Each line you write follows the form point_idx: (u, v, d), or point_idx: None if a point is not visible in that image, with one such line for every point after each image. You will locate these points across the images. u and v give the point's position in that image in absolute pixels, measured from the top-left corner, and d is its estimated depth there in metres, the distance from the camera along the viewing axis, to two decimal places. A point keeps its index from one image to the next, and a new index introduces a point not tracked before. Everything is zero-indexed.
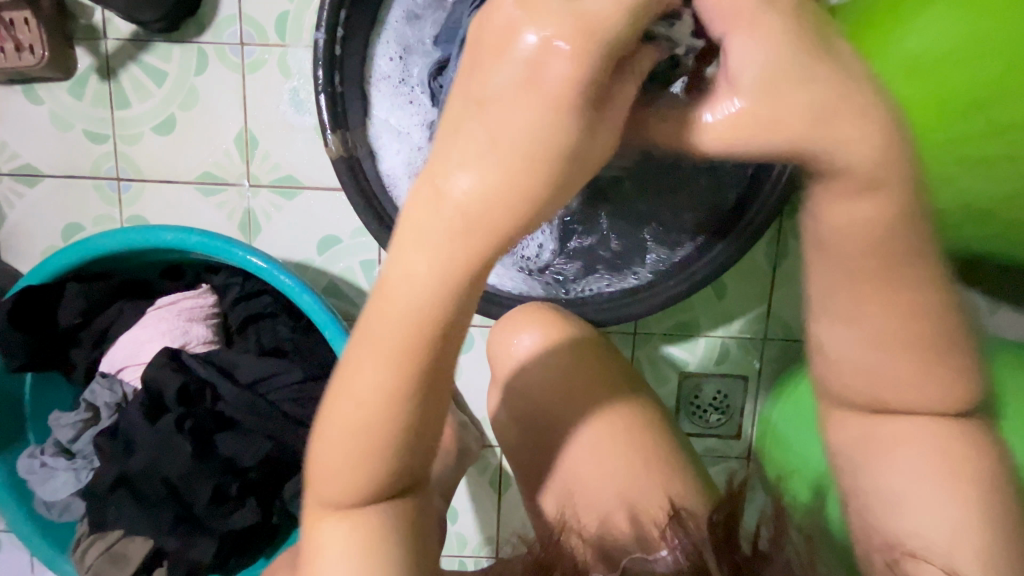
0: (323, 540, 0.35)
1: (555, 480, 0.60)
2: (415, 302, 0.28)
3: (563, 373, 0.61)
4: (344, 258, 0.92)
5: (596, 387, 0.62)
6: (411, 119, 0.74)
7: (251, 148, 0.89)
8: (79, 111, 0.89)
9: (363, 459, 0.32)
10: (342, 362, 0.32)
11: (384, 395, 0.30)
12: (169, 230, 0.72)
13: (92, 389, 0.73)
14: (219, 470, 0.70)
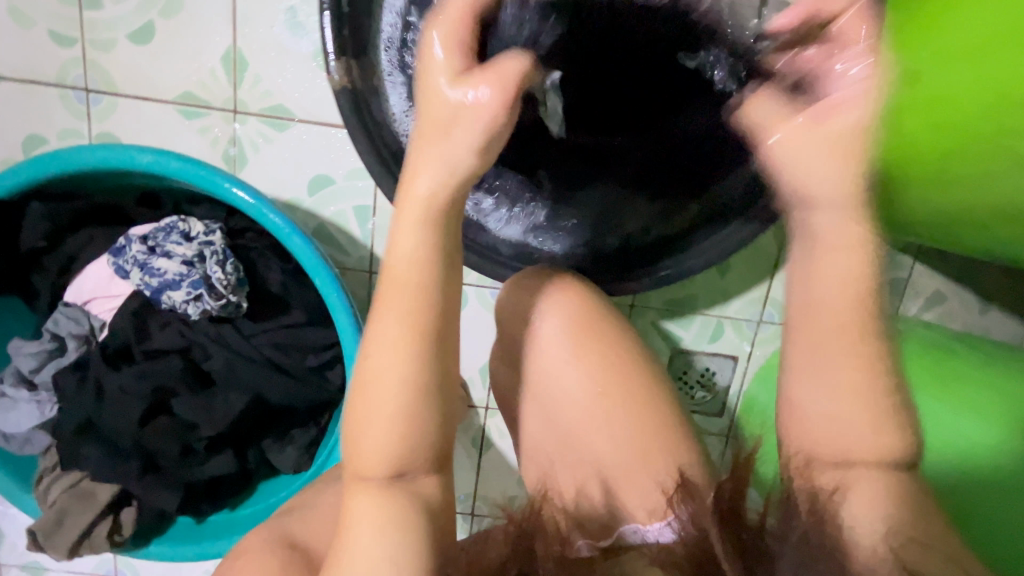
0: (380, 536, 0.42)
1: (551, 449, 0.59)
2: (384, 411, 0.43)
3: (581, 344, 0.57)
4: (337, 202, 0.86)
5: (613, 356, 0.58)
6: None
7: (239, 69, 0.81)
8: (44, 7, 0.79)
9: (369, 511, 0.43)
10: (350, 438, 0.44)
11: (417, 359, 0.43)
12: (148, 152, 0.64)
13: (56, 319, 0.67)
14: (179, 430, 0.67)
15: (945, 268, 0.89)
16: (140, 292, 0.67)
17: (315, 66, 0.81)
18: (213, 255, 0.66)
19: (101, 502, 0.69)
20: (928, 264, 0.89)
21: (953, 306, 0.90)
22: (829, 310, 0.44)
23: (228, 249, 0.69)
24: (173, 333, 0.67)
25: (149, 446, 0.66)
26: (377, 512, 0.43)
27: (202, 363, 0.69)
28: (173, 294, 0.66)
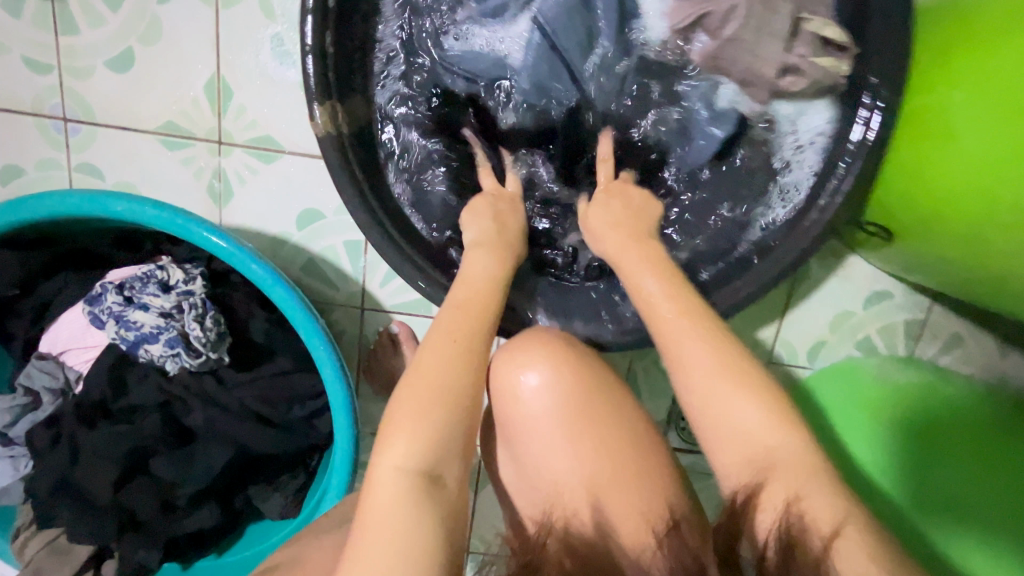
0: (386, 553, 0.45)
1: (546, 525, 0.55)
2: (422, 435, 0.52)
3: (570, 410, 0.54)
4: (326, 236, 0.82)
5: (611, 434, 0.54)
6: None
7: (223, 98, 0.77)
8: (18, 33, 0.75)
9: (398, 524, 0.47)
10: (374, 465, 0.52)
11: (439, 426, 0.52)
12: (122, 200, 0.61)
13: (29, 371, 0.64)
14: (156, 489, 0.64)
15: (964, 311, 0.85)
16: (116, 346, 0.64)
17: (303, 96, 0.76)
18: (191, 310, 0.63)
19: (79, 558, 0.66)
20: (946, 306, 0.84)
21: (971, 348, 0.86)
22: (667, 317, 0.57)
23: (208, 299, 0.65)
24: (151, 387, 0.64)
25: (128, 505, 0.63)
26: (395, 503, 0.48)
27: (183, 418, 0.66)
28: (150, 347, 0.63)
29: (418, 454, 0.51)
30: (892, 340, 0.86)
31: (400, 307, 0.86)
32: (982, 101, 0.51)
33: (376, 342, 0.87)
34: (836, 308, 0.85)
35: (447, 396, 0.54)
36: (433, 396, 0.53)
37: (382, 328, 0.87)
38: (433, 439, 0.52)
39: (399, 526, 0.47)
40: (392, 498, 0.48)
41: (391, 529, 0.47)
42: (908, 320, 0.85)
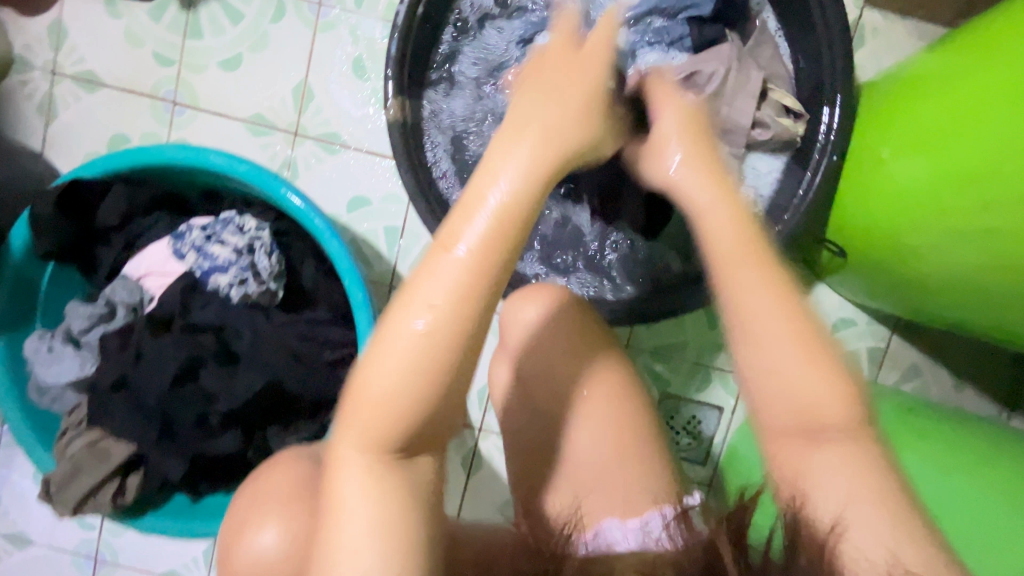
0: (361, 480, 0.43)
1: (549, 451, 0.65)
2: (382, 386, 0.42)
3: (560, 335, 0.66)
4: (370, 220, 0.96)
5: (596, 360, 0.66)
6: None
7: (306, 99, 0.94)
8: (154, 34, 0.94)
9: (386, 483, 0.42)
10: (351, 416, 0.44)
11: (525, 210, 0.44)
12: (220, 154, 0.75)
13: (112, 287, 0.76)
14: (195, 402, 0.72)
15: (919, 343, 0.95)
16: (191, 273, 0.75)
17: (373, 106, 0.94)
18: (262, 247, 0.76)
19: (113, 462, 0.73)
20: (903, 338, 0.96)
21: (930, 378, 0.96)
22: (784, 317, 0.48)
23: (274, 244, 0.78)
24: (212, 310, 0.74)
25: (171, 412, 0.72)
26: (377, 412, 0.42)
27: (232, 344, 0.75)
28: (219, 277, 0.75)
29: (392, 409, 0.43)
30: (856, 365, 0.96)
31: None
32: (912, 143, 0.63)
33: None
34: None
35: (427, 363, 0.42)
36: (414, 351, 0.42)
37: None
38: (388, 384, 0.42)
39: (466, 293, 0.42)
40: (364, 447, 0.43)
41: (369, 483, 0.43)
42: (871, 347, 0.96)
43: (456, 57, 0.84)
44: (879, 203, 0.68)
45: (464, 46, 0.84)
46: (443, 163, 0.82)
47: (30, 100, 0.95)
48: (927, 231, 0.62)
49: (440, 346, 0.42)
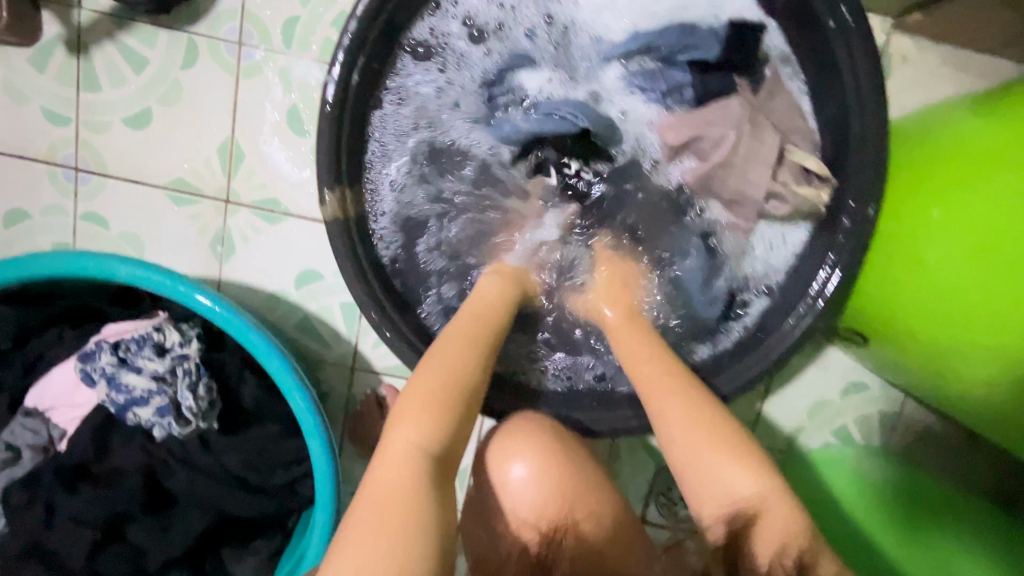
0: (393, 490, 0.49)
1: None
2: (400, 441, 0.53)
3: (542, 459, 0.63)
4: (323, 297, 0.84)
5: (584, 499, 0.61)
6: None
7: (235, 160, 0.80)
8: (40, 86, 0.77)
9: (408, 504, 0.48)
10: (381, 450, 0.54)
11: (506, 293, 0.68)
12: (125, 264, 0.62)
13: (12, 428, 0.63)
14: (126, 558, 0.63)
15: None
16: (103, 408, 0.63)
17: (316, 166, 0.80)
18: (186, 374, 0.64)
19: None
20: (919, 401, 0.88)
21: (946, 445, 0.89)
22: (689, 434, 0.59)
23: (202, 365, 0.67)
24: (134, 450, 0.63)
25: None
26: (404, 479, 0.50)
27: (164, 484, 0.65)
28: (138, 411, 0.63)
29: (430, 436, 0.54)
30: (868, 431, 0.89)
31: (390, 370, 0.86)
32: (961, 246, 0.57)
33: (364, 404, 0.86)
34: (815, 396, 0.88)
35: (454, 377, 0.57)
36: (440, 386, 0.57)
37: (370, 390, 0.87)
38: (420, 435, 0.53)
39: (466, 355, 0.59)
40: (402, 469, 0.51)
41: (405, 501, 0.48)
42: (884, 411, 0.88)
43: (422, 110, 0.69)
44: (909, 286, 0.62)
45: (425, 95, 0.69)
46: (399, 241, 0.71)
47: None
48: (974, 354, 0.57)
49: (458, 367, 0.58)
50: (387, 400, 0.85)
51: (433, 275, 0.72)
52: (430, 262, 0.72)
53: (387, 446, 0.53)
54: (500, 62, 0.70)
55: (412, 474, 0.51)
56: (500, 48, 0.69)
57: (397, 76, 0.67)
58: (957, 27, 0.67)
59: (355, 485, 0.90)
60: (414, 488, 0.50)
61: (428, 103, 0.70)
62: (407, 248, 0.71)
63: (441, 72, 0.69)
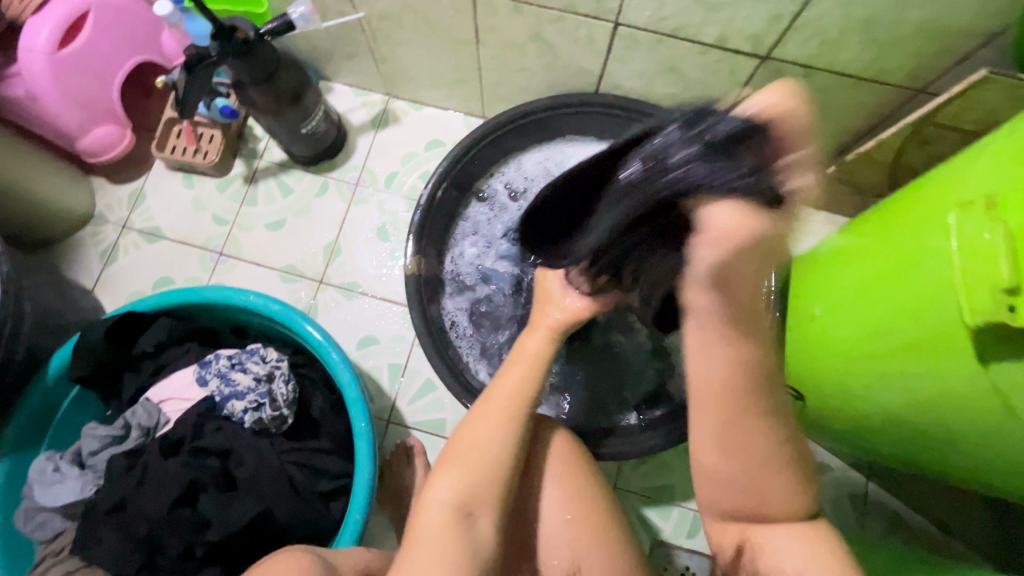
0: (434, 524, 0.60)
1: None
2: (460, 474, 0.62)
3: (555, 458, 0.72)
4: (376, 357, 1.06)
5: (586, 484, 0.70)
6: (533, 156, 1.05)
7: (334, 255, 1.12)
8: (217, 201, 1.15)
9: (449, 536, 0.59)
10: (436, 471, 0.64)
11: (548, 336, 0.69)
12: (258, 295, 0.87)
13: (132, 410, 0.81)
14: (189, 528, 0.74)
15: (895, 489, 1.00)
16: (210, 397, 0.82)
17: (391, 262, 1.12)
18: (280, 377, 0.84)
19: None
20: (878, 483, 1.00)
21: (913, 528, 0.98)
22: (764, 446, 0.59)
23: (290, 374, 0.86)
24: (222, 436, 0.79)
25: (161, 539, 0.72)
26: (442, 530, 0.60)
27: (234, 469, 0.79)
28: (236, 402, 0.81)
29: (458, 490, 0.62)
30: (840, 511, 0.99)
31: (420, 424, 1.03)
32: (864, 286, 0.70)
33: (393, 453, 1.00)
34: None
35: (511, 410, 0.65)
36: (503, 414, 0.64)
37: (400, 441, 1.01)
38: (476, 473, 0.63)
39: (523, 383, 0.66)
40: (442, 518, 0.60)
41: (441, 538, 0.59)
42: (851, 492, 1.00)
43: (474, 233, 1.04)
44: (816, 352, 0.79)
45: (478, 225, 1.05)
46: (448, 313, 1.00)
47: (95, 247, 1.11)
48: (862, 373, 0.72)
49: (492, 440, 0.64)
50: (414, 448, 0.99)
51: (465, 342, 0.98)
52: (468, 332, 1.00)
53: (431, 488, 0.62)
54: (526, 208, 1.05)
55: (448, 520, 0.60)
56: (529, 200, 1.05)
57: (463, 211, 1.04)
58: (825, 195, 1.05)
59: (371, 536, 0.97)
60: (447, 535, 0.59)
61: (481, 232, 1.05)
62: (451, 321, 0.99)
63: (489, 212, 1.05)
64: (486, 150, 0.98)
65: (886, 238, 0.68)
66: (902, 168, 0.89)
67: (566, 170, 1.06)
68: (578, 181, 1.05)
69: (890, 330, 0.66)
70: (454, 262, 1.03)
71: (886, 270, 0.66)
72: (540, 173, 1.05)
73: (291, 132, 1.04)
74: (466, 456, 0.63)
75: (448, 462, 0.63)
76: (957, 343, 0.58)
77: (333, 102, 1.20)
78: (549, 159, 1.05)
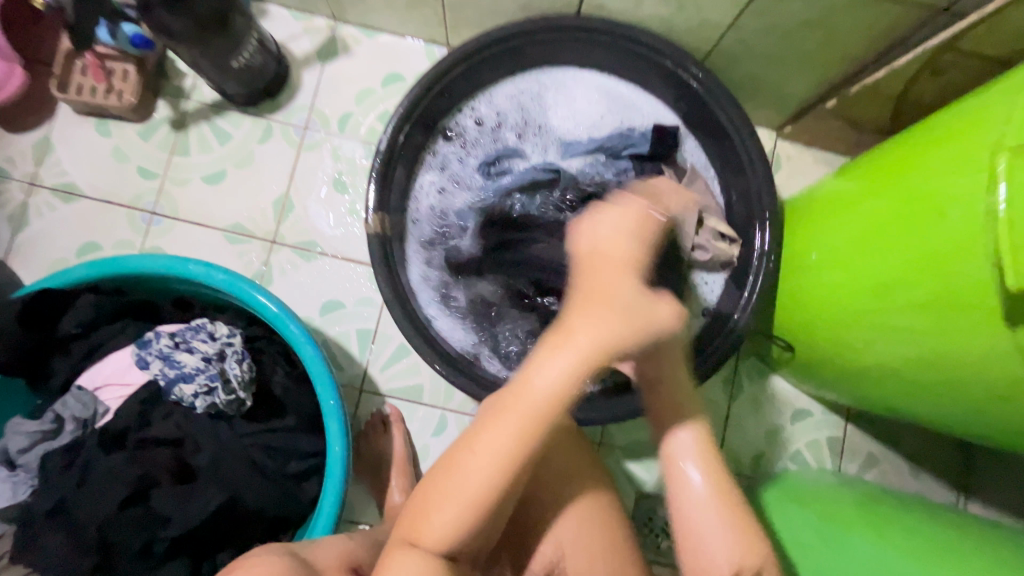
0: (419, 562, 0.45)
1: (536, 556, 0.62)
2: (472, 492, 0.46)
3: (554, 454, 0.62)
4: (342, 323, 0.97)
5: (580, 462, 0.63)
6: (506, 89, 0.93)
7: (286, 211, 0.99)
8: (141, 150, 0.99)
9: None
10: (448, 474, 0.47)
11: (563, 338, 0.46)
12: (198, 264, 0.76)
13: (64, 400, 0.72)
14: (146, 525, 0.67)
15: (872, 431, 1.01)
16: (154, 382, 0.73)
17: (352, 218, 1.00)
18: (233, 355, 0.75)
19: None
20: (857, 426, 1.01)
21: (887, 467, 1.00)
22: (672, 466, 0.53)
23: (244, 351, 0.77)
24: (172, 424, 0.71)
25: (114, 539, 0.66)
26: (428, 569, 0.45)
27: (190, 459, 0.72)
28: (184, 386, 0.72)
29: (460, 518, 0.46)
30: (820, 455, 1.00)
31: (395, 391, 0.97)
32: (871, 231, 0.66)
33: (368, 423, 0.94)
34: (770, 423, 1.01)
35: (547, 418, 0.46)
36: (535, 424, 0.46)
37: (375, 410, 0.96)
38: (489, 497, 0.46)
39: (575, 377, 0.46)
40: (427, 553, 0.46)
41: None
42: (831, 437, 1.00)
43: (439, 177, 0.93)
44: (812, 301, 0.75)
45: (443, 168, 0.93)
46: (412, 268, 0.90)
47: (1, 210, 0.96)
48: (864, 330, 0.68)
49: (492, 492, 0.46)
50: (390, 418, 0.94)
51: (432, 300, 0.90)
52: (435, 289, 0.90)
53: (434, 506, 0.47)
54: (496, 148, 0.94)
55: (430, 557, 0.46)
56: (500, 139, 0.94)
57: (427, 151, 0.92)
58: (821, 131, 0.97)
59: (350, 508, 0.93)
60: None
61: (448, 177, 0.93)
62: (415, 277, 0.90)
63: (457, 153, 0.94)
64: (457, 83, 0.86)
65: (893, 185, 0.65)
66: (907, 102, 0.81)
67: (542, 105, 0.95)
68: (554, 119, 0.95)
69: (905, 284, 0.61)
70: (416, 211, 0.92)
71: (905, 211, 0.62)
72: (514, 107, 0.94)
73: (218, 66, 0.88)
74: (490, 466, 0.46)
75: (431, 511, 0.47)
76: (985, 293, 0.54)
77: (270, 29, 1.03)
78: (524, 93, 0.94)
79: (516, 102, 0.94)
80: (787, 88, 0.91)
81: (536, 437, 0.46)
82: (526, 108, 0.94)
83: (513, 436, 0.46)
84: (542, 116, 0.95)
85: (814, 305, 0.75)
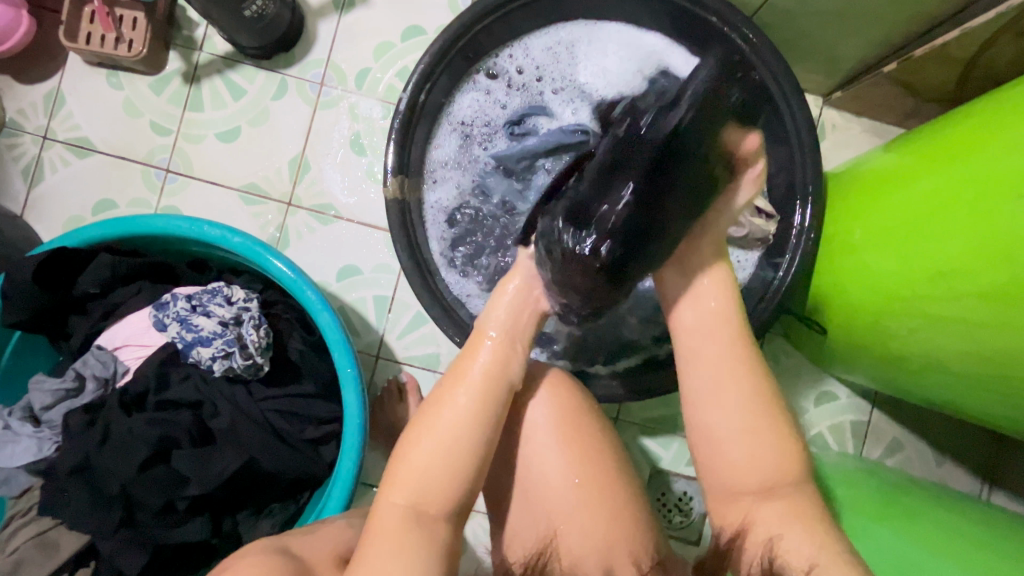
0: (394, 508, 0.50)
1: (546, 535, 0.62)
2: (434, 450, 0.52)
3: (546, 413, 0.64)
4: (359, 289, 0.96)
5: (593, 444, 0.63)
6: (539, 39, 0.88)
7: (302, 171, 0.96)
8: (153, 104, 0.96)
9: (409, 531, 0.49)
10: (411, 438, 0.53)
11: (521, 307, 0.59)
12: (213, 225, 0.74)
13: (84, 359, 0.72)
14: (167, 483, 0.68)
15: (899, 416, 0.98)
16: (171, 344, 0.73)
17: (369, 180, 0.97)
18: (249, 320, 0.73)
19: (64, 553, 0.67)
20: (883, 410, 0.98)
21: (911, 453, 0.98)
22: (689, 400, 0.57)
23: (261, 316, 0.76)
24: (190, 387, 0.72)
25: (135, 496, 0.67)
26: (402, 524, 0.50)
27: (209, 420, 0.72)
28: (202, 350, 0.72)
29: (427, 477, 0.51)
30: (842, 438, 0.98)
31: (411, 359, 0.96)
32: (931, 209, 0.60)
33: (384, 390, 0.94)
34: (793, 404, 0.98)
35: (493, 388, 0.55)
36: (482, 393, 0.54)
37: (391, 377, 0.95)
38: (458, 466, 0.52)
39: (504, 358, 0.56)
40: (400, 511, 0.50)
41: (400, 537, 0.49)
42: (855, 420, 0.98)
43: (462, 131, 0.88)
44: (850, 283, 0.71)
45: (467, 122, 0.89)
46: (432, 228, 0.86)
47: (15, 163, 0.94)
48: (904, 316, 0.64)
49: (473, 428, 0.53)
50: (406, 385, 0.93)
51: (452, 262, 0.87)
52: (455, 249, 0.87)
53: (402, 464, 0.52)
54: (524, 104, 0.89)
55: (407, 515, 0.50)
56: (529, 94, 0.89)
57: (451, 103, 0.87)
58: (872, 99, 0.90)
59: (365, 472, 0.94)
60: (405, 529, 0.49)
61: (471, 132, 0.89)
62: (435, 237, 0.86)
63: (483, 105, 0.89)
64: (487, 35, 0.80)
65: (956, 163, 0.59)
66: (976, 67, 0.74)
67: (573, 59, 0.89)
68: (585, 74, 0.89)
69: (963, 275, 0.57)
70: (438, 167, 0.88)
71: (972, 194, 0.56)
72: (546, 60, 0.89)
73: (231, 16, 0.83)
74: (441, 433, 0.52)
75: (394, 481, 0.52)
76: None
77: None
78: (557, 45, 0.88)
79: (549, 54, 0.89)
80: (839, 50, 0.84)
81: (489, 402, 0.54)
82: (558, 62, 0.89)
83: (471, 398, 0.53)
84: (574, 71, 0.90)
85: (851, 286, 0.71)
